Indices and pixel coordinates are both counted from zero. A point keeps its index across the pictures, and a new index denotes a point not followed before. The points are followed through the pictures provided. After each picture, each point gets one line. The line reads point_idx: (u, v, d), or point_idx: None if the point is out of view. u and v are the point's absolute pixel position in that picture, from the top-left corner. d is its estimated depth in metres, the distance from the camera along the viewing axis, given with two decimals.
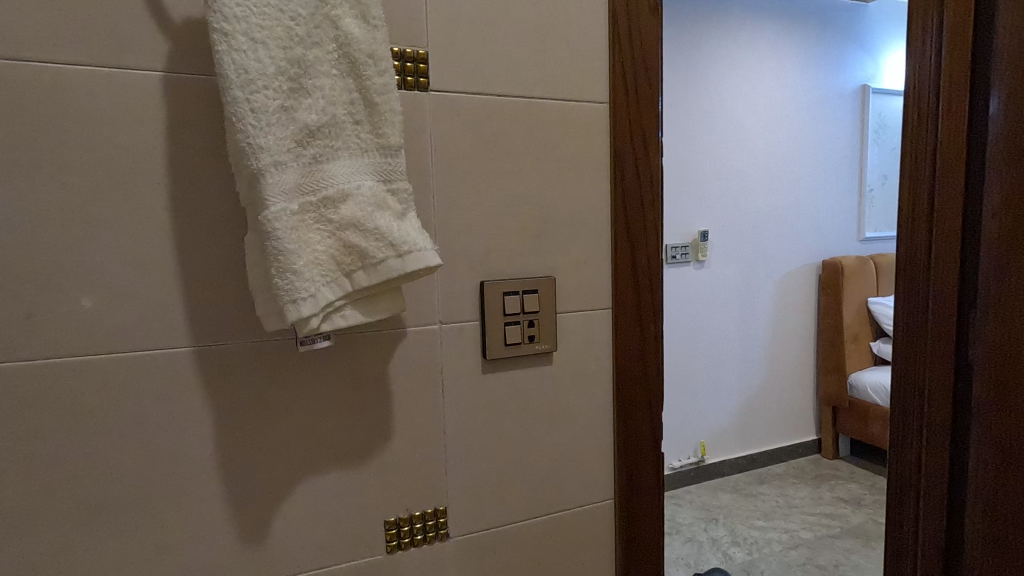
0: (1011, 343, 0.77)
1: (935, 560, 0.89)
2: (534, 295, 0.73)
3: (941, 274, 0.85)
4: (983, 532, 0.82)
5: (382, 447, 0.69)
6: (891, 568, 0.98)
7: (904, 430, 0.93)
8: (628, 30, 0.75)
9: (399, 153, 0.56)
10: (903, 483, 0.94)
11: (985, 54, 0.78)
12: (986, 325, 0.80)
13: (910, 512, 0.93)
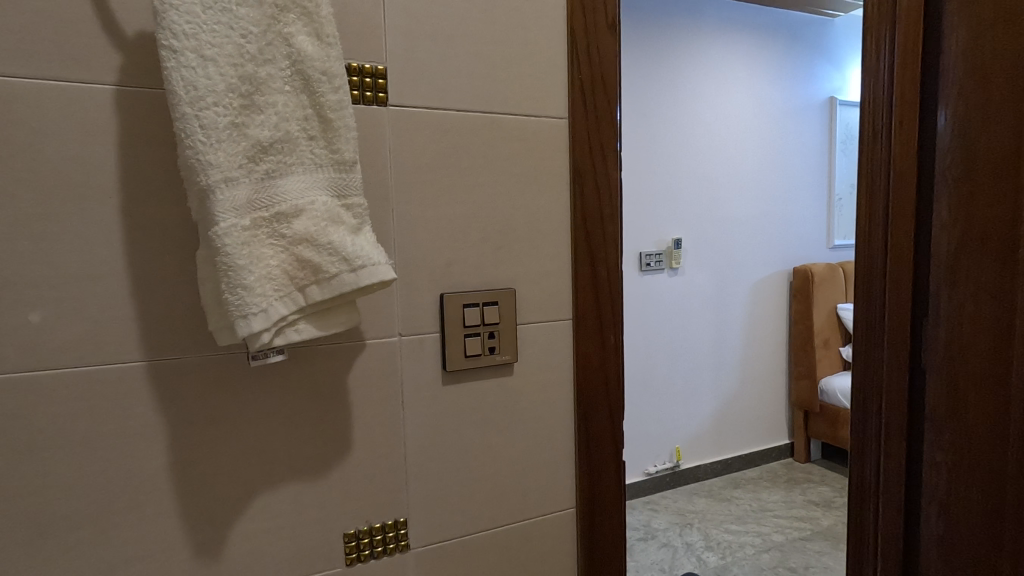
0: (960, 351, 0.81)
1: (893, 560, 0.93)
2: (494, 306, 0.74)
3: (896, 284, 0.89)
4: (939, 533, 0.86)
5: (341, 460, 0.69)
6: (852, 568, 1.02)
7: (864, 433, 0.96)
8: (587, 46, 0.77)
9: (354, 169, 0.57)
10: (864, 485, 0.98)
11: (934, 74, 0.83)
12: (939, 333, 0.84)
13: (869, 517, 0.97)
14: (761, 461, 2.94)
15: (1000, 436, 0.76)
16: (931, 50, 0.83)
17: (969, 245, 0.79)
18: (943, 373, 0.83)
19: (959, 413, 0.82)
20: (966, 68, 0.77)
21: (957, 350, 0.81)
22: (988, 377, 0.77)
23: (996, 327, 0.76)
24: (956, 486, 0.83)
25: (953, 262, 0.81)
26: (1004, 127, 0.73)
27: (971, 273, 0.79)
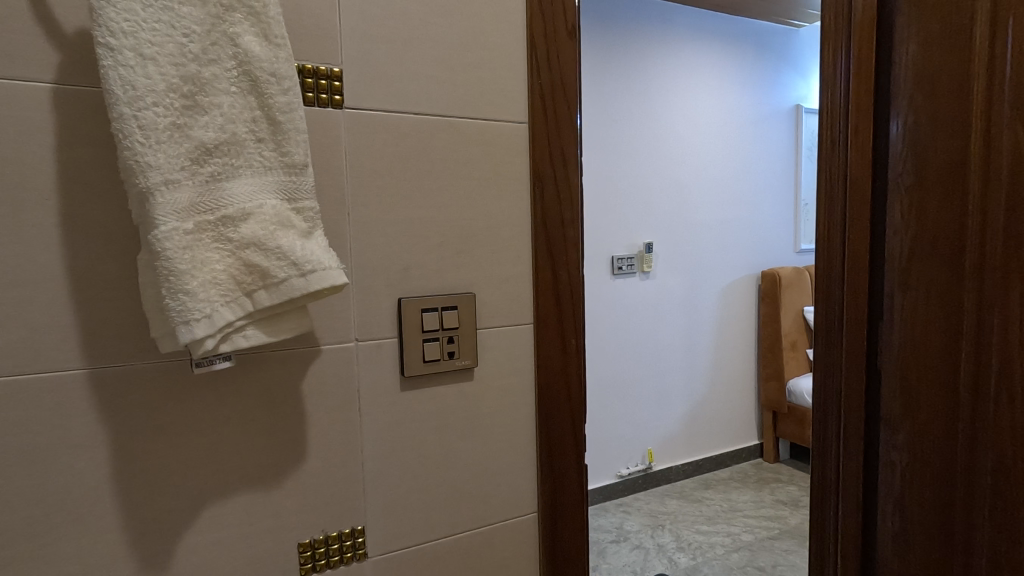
0: (911, 348, 0.88)
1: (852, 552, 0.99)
2: (453, 311, 0.74)
3: (853, 290, 0.94)
4: (897, 524, 0.92)
5: (296, 468, 0.67)
6: (815, 562, 1.07)
7: (824, 434, 1.02)
8: (546, 51, 0.77)
9: (306, 172, 0.56)
10: (825, 483, 1.03)
11: (884, 89, 0.90)
12: (894, 334, 0.91)
13: (831, 511, 1.03)
14: (731, 462, 2.99)
15: (948, 424, 0.84)
16: (882, 65, 0.90)
17: (919, 253, 0.86)
18: (898, 371, 0.90)
19: (913, 407, 0.89)
20: (914, 84, 0.85)
21: (910, 349, 0.88)
22: (939, 373, 0.85)
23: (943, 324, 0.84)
24: (911, 476, 0.90)
25: (905, 268, 0.88)
26: (949, 140, 0.81)
27: (921, 274, 0.86)
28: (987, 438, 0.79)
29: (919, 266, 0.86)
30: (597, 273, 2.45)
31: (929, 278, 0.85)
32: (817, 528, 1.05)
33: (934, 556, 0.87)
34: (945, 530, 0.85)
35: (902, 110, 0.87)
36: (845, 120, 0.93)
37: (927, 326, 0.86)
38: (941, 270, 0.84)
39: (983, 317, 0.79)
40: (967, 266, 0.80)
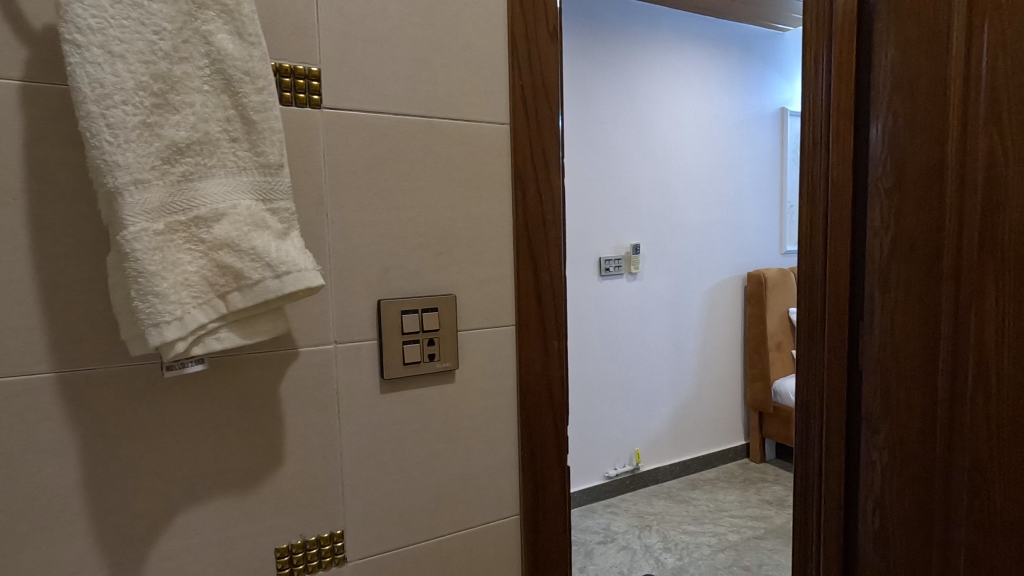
0: (899, 317, 1.09)
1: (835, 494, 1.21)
2: (433, 313, 0.74)
3: (836, 274, 1.16)
4: (882, 465, 1.14)
5: (273, 472, 0.66)
6: (801, 507, 1.29)
7: (809, 397, 1.24)
8: (528, 53, 0.77)
9: (282, 172, 0.55)
10: (808, 439, 1.25)
11: (862, 105, 1.13)
12: (880, 307, 1.12)
13: (817, 460, 1.24)
14: (718, 462, 3.00)
15: (927, 378, 1.05)
16: (862, 85, 1.12)
17: (898, 242, 1.08)
18: (891, 336, 1.10)
19: (884, 366, 1.12)
20: (892, 100, 1.07)
21: (897, 319, 1.09)
22: (923, 337, 1.05)
23: (929, 296, 1.04)
24: (901, 426, 1.10)
25: (899, 254, 1.08)
26: (926, 146, 1.02)
27: (901, 254, 1.08)
28: (968, 386, 0.99)
29: (900, 247, 1.08)
30: (584, 274, 2.46)
31: (906, 258, 1.07)
32: (802, 469, 1.27)
33: (918, 489, 1.08)
34: (925, 457, 1.07)
35: (888, 118, 1.08)
36: (827, 129, 1.14)
37: (912, 295, 1.07)
38: (926, 248, 1.04)
39: (951, 286, 1.00)
40: (943, 245, 1.01)
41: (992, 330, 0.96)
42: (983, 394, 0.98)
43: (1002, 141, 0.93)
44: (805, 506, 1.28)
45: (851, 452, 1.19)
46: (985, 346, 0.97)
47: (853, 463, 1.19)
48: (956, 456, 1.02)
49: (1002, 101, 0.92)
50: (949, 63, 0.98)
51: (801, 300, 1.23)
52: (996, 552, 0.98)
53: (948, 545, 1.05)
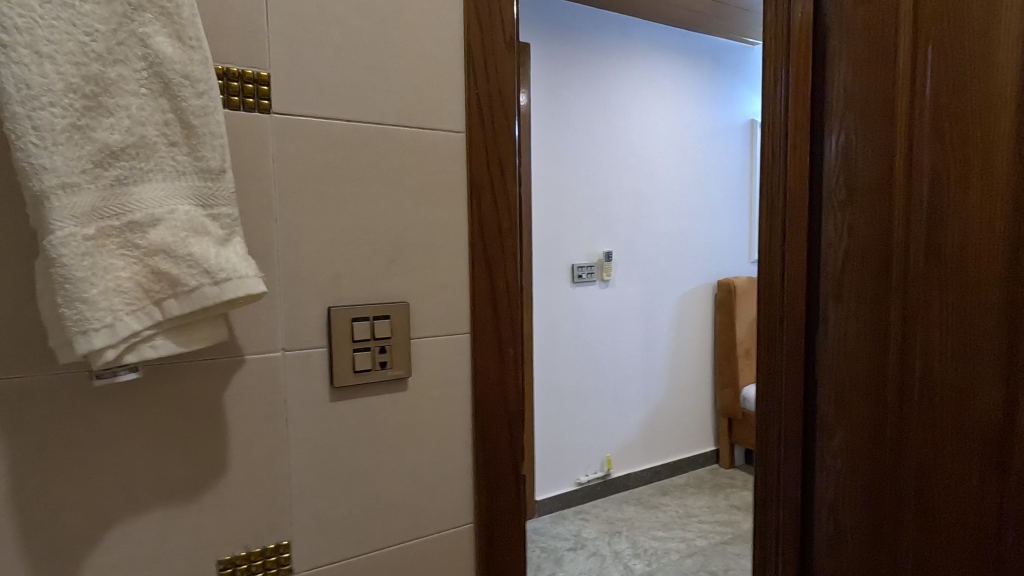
0: (853, 326, 1.12)
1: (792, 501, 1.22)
2: (385, 320, 0.73)
3: (793, 283, 1.18)
4: (837, 470, 1.16)
5: (216, 482, 0.65)
6: (758, 515, 1.29)
7: (768, 406, 1.24)
8: (484, 62, 0.78)
9: (225, 177, 0.54)
10: (766, 449, 1.25)
11: (818, 118, 1.15)
12: (835, 317, 1.15)
13: (774, 469, 1.24)
14: (688, 468, 3.04)
15: (877, 384, 1.09)
16: (817, 99, 1.15)
17: (851, 253, 1.12)
18: (847, 345, 1.13)
19: (840, 374, 1.15)
20: (844, 115, 1.11)
21: (852, 328, 1.12)
22: (874, 345, 1.09)
23: (879, 305, 1.08)
24: (854, 431, 1.13)
25: (852, 264, 1.11)
26: (876, 161, 1.07)
27: (853, 266, 1.11)
28: (917, 391, 1.04)
29: (851, 260, 1.12)
30: (556, 281, 2.47)
31: (858, 268, 1.11)
32: (759, 479, 1.28)
33: (869, 492, 1.12)
34: (875, 462, 1.11)
35: (842, 135, 1.12)
36: (785, 142, 1.16)
37: (863, 306, 1.10)
38: (876, 259, 1.08)
39: (899, 297, 1.05)
40: (891, 257, 1.06)
41: (936, 341, 1.01)
42: (928, 401, 1.02)
43: (944, 161, 0.98)
44: (762, 516, 1.28)
45: (806, 461, 1.22)
46: (930, 354, 1.01)
47: (809, 470, 1.21)
48: (904, 460, 1.06)
49: (945, 121, 0.97)
50: (896, 84, 1.03)
51: (759, 309, 1.24)
52: (941, 552, 1.02)
53: (897, 548, 1.09)
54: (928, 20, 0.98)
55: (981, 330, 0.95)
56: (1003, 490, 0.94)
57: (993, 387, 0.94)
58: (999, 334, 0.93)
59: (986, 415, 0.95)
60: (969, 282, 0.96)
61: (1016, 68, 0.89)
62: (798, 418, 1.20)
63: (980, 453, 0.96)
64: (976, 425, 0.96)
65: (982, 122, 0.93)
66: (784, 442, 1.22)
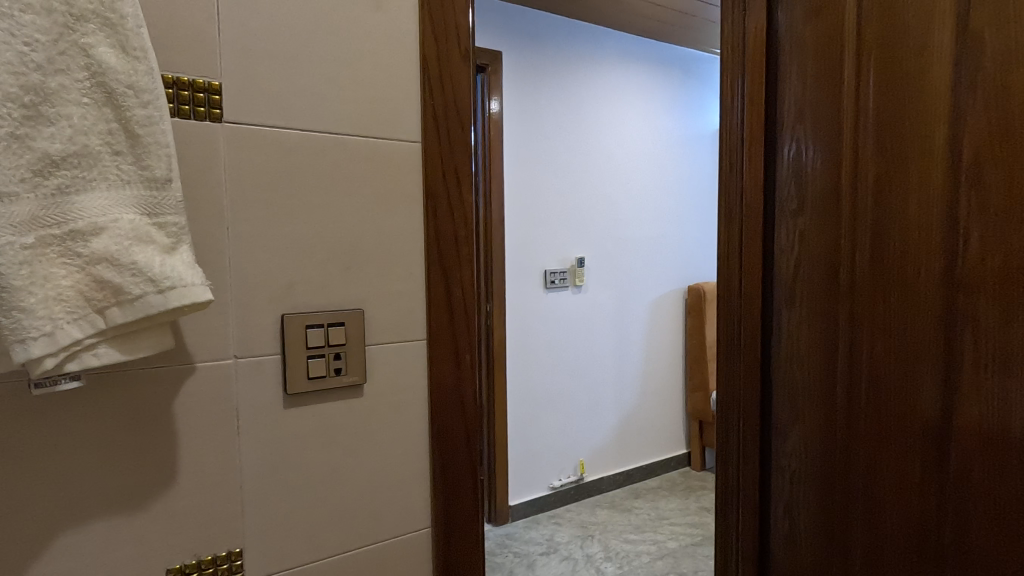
0: (804, 331, 1.16)
1: (750, 500, 1.25)
2: (340, 327, 0.74)
3: (749, 289, 1.22)
4: (792, 469, 1.20)
5: (166, 490, 0.65)
6: (719, 515, 1.32)
7: (727, 409, 1.28)
8: (439, 74, 0.79)
9: (171, 186, 0.55)
10: (727, 450, 1.29)
11: (772, 130, 1.19)
12: (789, 321, 1.19)
13: (734, 469, 1.28)
14: (660, 471, 3.08)
15: (828, 386, 1.13)
16: (770, 110, 1.19)
17: (803, 260, 1.16)
18: (800, 348, 1.17)
19: (794, 377, 1.19)
20: (795, 127, 1.15)
21: (804, 332, 1.16)
22: (825, 348, 1.13)
23: (828, 310, 1.12)
24: (807, 432, 1.17)
25: (804, 270, 1.15)
26: (825, 171, 1.11)
27: (805, 273, 1.15)
28: (863, 393, 1.08)
29: (803, 268, 1.16)
30: (529, 287, 2.49)
31: (809, 275, 1.15)
32: (720, 481, 1.31)
33: (820, 491, 1.16)
34: (827, 462, 1.14)
35: (793, 146, 1.16)
36: (741, 152, 1.20)
37: (814, 311, 1.14)
38: (825, 265, 1.12)
39: (847, 304, 1.09)
40: (839, 264, 1.10)
41: (880, 344, 1.05)
42: (874, 403, 1.06)
43: (885, 172, 1.03)
44: (724, 517, 1.31)
45: (764, 462, 1.25)
46: (875, 358, 1.05)
47: (766, 470, 1.25)
48: (853, 459, 1.10)
49: (886, 135, 1.02)
50: (842, 99, 1.08)
51: (719, 313, 1.28)
52: (887, 548, 1.06)
53: (847, 545, 1.13)
54: (871, 38, 1.03)
55: (921, 335, 0.99)
56: (942, 486, 0.98)
57: (932, 388, 0.98)
58: (937, 337, 0.97)
59: (926, 414, 1.00)
60: (909, 288, 1.00)
61: (947, 85, 0.94)
62: (756, 420, 1.23)
63: (920, 452, 1.01)
64: (916, 425, 1.01)
65: (920, 135, 0.98)
66: (743, 444, 1.26)
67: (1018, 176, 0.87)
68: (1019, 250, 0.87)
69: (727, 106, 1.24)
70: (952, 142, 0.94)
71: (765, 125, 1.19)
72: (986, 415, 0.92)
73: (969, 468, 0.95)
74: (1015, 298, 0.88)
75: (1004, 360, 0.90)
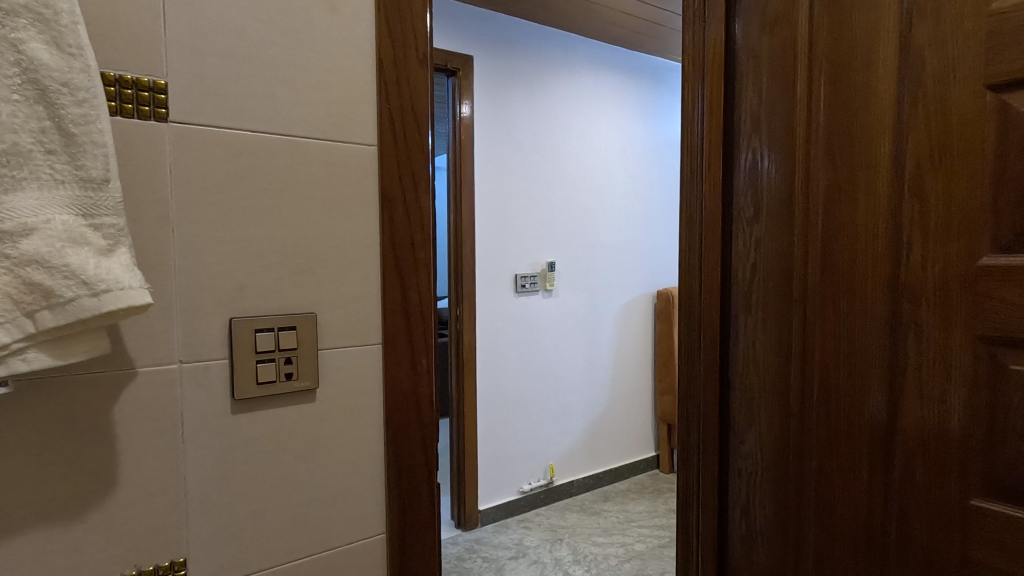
0: (761, 335, 1.19)
1: (710, 500, 1.28)
2: (291, 332, 0.73)
3: (708, 293, 1.25)
4: (749, 470, 1.23)
5: (105, 499, 0.63)
6: (681, 515, 1.35)
7: (688, 411, 1.31)
8: (397, 78, 0.79)
9: (109, 186, 0.53)
10: (688, 451, 1.31)
11: (730, 138, 1.22)
12: (746, 325, 1.21)
13: (695, 470, 1.30)
14: (630, 474, 3.11)
15: (782, 389, 1.16)
16: (729, 119, 1.22)
17: (759, 265, 1.18)
18: (757, 352, 1.20)
19: (751, 380, 1.21)
20: (752, 136, 1.19)
21: (760, 336, 1.19)
22: (780, 351, 1.16)
23: (782, 314, 1.15)
24: (763, 434, 1.20)
25: (760, 276, 1.18)
26: (780, 180, 1.14)
27: (761, 279, 1.18)
28: (815, 396, 1.11)
29: (759, 274, 1.19)
30: (500, 291, 2.49)
31: (765, 280, 1.18)
32: (681, 481, 1.34)
33: (775, 491, 1.18)
34: (781, 463, 1.17)
35: (750, 154, 1.19)
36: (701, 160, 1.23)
37: (769, 317, 1.17)
38: (779, 271, 1.15)
39: (800, 309, 1.12)
40: (793, 270, 1.13)
41: (831, 348, 1.08)
42: (824, 406, 1.09)
43: (835, 181, 1.06)
44: (685, 516, 1.34)
45: (722, 464, 1.27)
46: (826, 362, 1.09)
47: (725, 472, 1.27)
48: (806, 460, 1.13)
49: (835, 146, 1.06)
50: (795, 110, 1.11)
51: (680, 318, 1.30)
52: (838, 547, 1.09)
53: (801, 544, 1.15)
54: (822, 51, 1.07)
55: (867, 340, 1.03)
56: (888, 486, 1.02)
57: (878, 391, 1.02)
58: (883, 341, 1.01)
59: (873, 416, 1.03)
60: (857, 293, 1.03)
61: (892, 100, 0.98)
62: (715, 422, 1.26)
63: (869, 453, 1.04)
64: (864, 426, 1.04)
65: (868, 145, 1.01)
66: (703, 446, 1.28)
67: (957, 188, 0.91)
68: (957, 259, 0.91)
69: (688, 114, 1.27)
70: (897, 154, 0.98)
71: (724, 134, 1.22)
72: (927, 417, 0.96)
73: (912, 468, 0.98)
74: (954, 306, 0.92)
75: (943, 365, 0.94)
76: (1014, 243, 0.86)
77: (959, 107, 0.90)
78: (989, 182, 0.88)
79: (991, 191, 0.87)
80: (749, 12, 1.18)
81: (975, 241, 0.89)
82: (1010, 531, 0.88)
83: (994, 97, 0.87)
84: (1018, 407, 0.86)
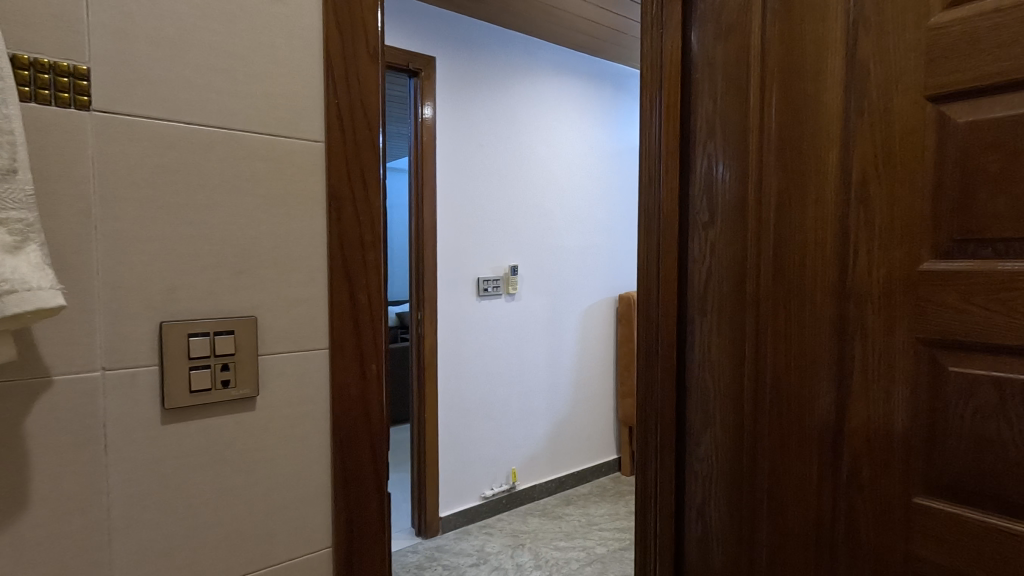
0: (716, 338, 1.20)
1: (668, 502, 1.28)
2: (228, 336, 0.69)
3: (665, 298, 1.26)
4: (705, 471, 1.24)
5: (14, 519, 0.58)
6: (639, 516, 1.35)
7: (645, 414, 1.31)
8: (345, 72, 0.76)
9: (16, 177, 0.49)
10: (646, 453, 1.32)
11: (687, 144, 1.24)
12: (702, 329, 1.23)
13: (652, 472, 1.31)
14: (592, 477, 3.12)
15: (736, 391, 1.18)
16: (685, 125, 1.24)
17: (715, 269, 1.20)
18: (713, 355, 1.21)
19: (707, 382, 1.23)
20: (707, 142, 1.20)
21: (715, 340, 1.20)
22: (734, 354, 1.17)
23: (736, 316, 1.17)
24: (718, 435, 1.21)
25: (715, 279, 1.20)
26: (733, 184, 1.16)
27: (716, 283, 1.20)
28: (768, 398, 1.12)
29: (714, 278, 1.20)
30: (461, 294, 2.46)
31: (720, 284, 1.19)
32: (640, 482, 1.35)
33: (729, 491, 1.20)
34: (736, 464, 1.18)
35: (706, 160, 1.21)
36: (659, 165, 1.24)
37: (724, 320, 1.19)
38: (733, 275, 1.17)
39: (753, 313, 1.14)
40: (746, 274, 1.14)
41: (782, 350, 1.10)
42: (776, 408, 1.11)
43: (787, 187, 1.08)
44: (643, 518, 1.34)
45: (679, 466, 1.28)
46: (778, 364, 1.10)
47: (682, 474, 1.28)
48: (759, 461, 1.15)
49: (786, 153, 1.08)
50: (748, 117, 1.13)
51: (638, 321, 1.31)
52: (789, 546, 1.11)
53: (754, 543, 1.17)
54: (774, 59, 1.09)
55: (817, 343, 1.05)
56: (836, 485, 1.04)
57: (827, 393, 1.04)
58: (831, 343, 1.03)
59: (822, 417, 1.05)
60: (807, 297, 1.05)
61: (839, 109, 1.00)
62: (672, 425, 1.27)
63: (818, 453, 1.06)
64: (814, 427, 1.06)
65: (817, 152, 1.03)
66: (660, 448, 1.29)
67: (899, 195, 0.94)
68: (900, 265, 0.94)
69: (646, 119, 1.28)
70: (843, 161, 1.00)
71: (681, 140, 1.24)
72: (873, 417, 0.98)
73: (859, 468, 1.00)
74: (897, 309, 0.94)
75: (888, 367, 0.96)
76: (952, 249, 0.89)
77: (901, 117, 0.93)
78: (929, 189, 0.90)
79: (930, 199, 0.90)
80: (704, 20, 1.19)
81: (916, 246, 0.92)
82: (950, 528, 0.91)
83: (933, 108, 0.90)
84: (956, 408, 0.89)
